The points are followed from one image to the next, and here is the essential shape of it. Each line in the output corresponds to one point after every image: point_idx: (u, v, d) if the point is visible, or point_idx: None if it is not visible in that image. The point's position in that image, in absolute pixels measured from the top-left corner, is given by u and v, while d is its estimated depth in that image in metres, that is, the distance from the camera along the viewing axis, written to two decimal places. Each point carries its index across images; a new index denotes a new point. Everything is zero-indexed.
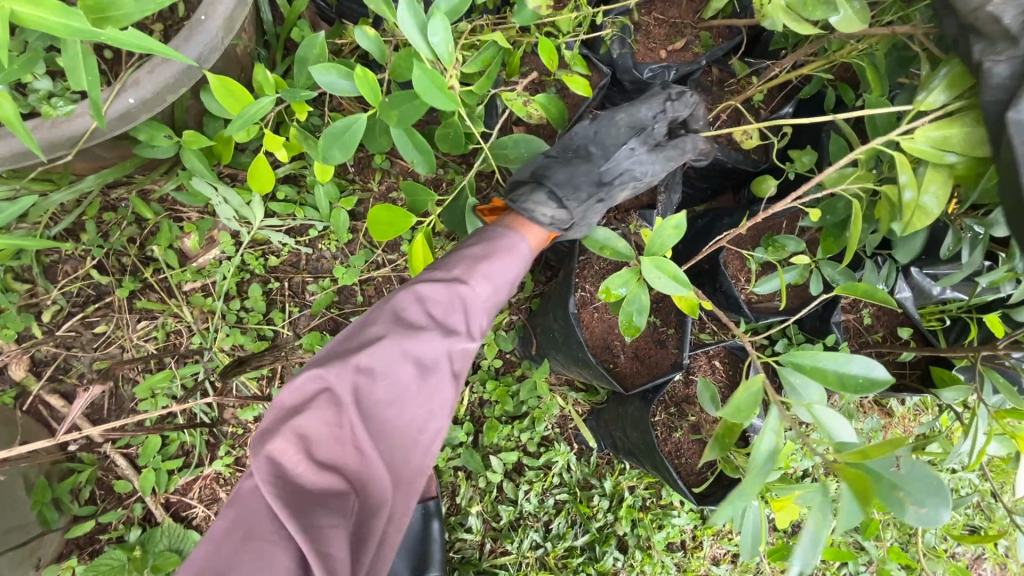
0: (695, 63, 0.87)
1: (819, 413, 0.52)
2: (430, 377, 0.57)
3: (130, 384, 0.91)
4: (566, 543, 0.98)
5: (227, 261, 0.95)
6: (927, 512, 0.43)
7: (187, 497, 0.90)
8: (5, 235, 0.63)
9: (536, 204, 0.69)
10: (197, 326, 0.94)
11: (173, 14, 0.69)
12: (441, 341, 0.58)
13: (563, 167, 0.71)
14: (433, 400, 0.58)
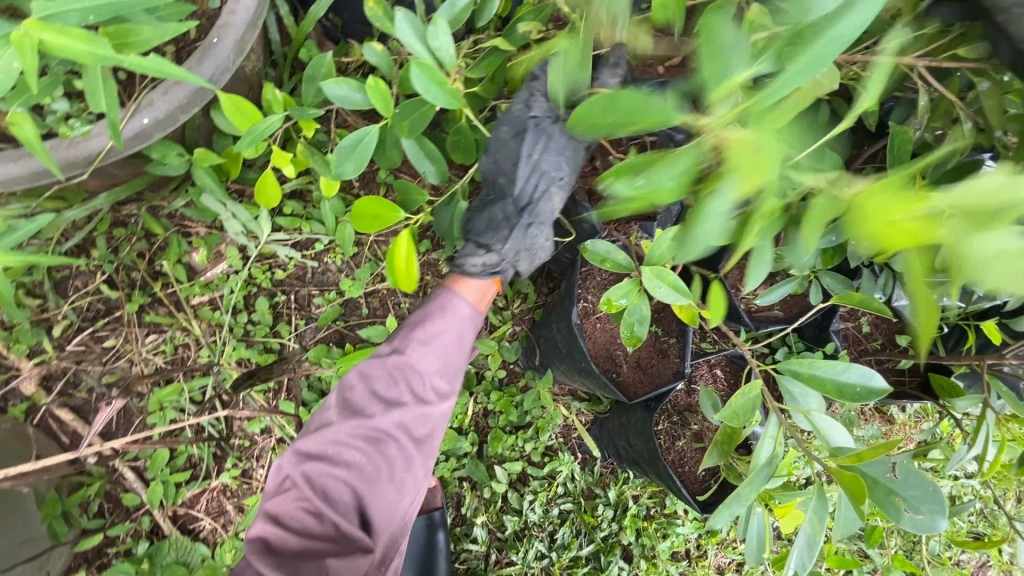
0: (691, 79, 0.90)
1: (820, 423, 0.56)
2: (385, 444, 0.68)
3: (138, 398, 0.92)
4: (571, 553, 0.99)
5: (234, 274, 0.97)
6: (924, 518, 0.46)
7: (194, 510, 0.91)
8: (22, 252, 0.65)
9: (467, 259, 0.73)
10: (205, 339, 0.95)
11: (186, 37, 0.71)
12: (390, 416, 0.69)
13: (480, 212, 0.73)
14: (390, 460, 0.69)
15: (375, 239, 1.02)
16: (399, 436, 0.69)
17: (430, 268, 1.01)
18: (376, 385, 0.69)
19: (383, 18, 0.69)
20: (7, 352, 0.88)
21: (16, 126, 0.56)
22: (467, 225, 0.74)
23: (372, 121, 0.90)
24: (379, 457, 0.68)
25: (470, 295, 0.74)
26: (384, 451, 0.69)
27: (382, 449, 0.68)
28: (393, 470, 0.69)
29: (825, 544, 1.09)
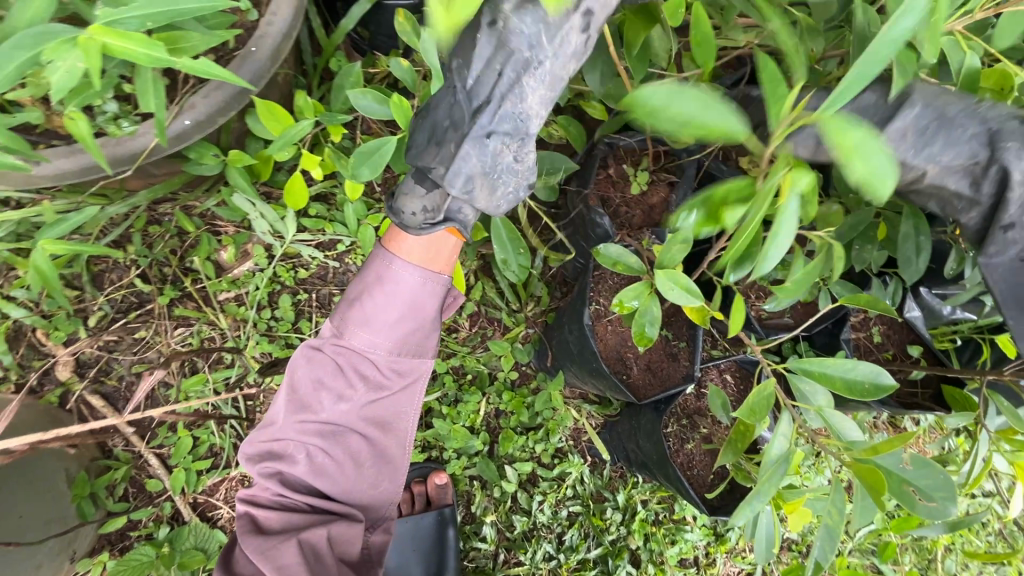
0: None
1: (832, 419, 0.58)
2: (342, 437, 0.76)
3: (165, 387, 0.96)
4: (579, 555, 0.99)
5: (260, 272, 1.01)
6: (938, 507, 0.48)
7: (214, 498, 0.93)
8: (69, 242, 0.70)
9: (405, 198, 0.68)
10: (230, 333, 0.99)
11: (226, 45, 0.76)
12: (342, 409, 0.75)
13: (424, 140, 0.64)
14: (349, 446, 0.76)
15: None
16: (354, 424, 0.76)
17: None
18: (323, 383, 0.74)
19: (411, 33, 0.73)
20: (45, 340, 0.93)
21: (71, 124, 0.60)
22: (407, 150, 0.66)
23: (395, 128, 0.94)
24: (338, 446, 0.76)
25: (410, 257, 0.72)
26: (343, 440, 0.76)
27: (340, 438, 0.76)
28: (355, 457, 0.77)
29: (837, 557, 1.08)
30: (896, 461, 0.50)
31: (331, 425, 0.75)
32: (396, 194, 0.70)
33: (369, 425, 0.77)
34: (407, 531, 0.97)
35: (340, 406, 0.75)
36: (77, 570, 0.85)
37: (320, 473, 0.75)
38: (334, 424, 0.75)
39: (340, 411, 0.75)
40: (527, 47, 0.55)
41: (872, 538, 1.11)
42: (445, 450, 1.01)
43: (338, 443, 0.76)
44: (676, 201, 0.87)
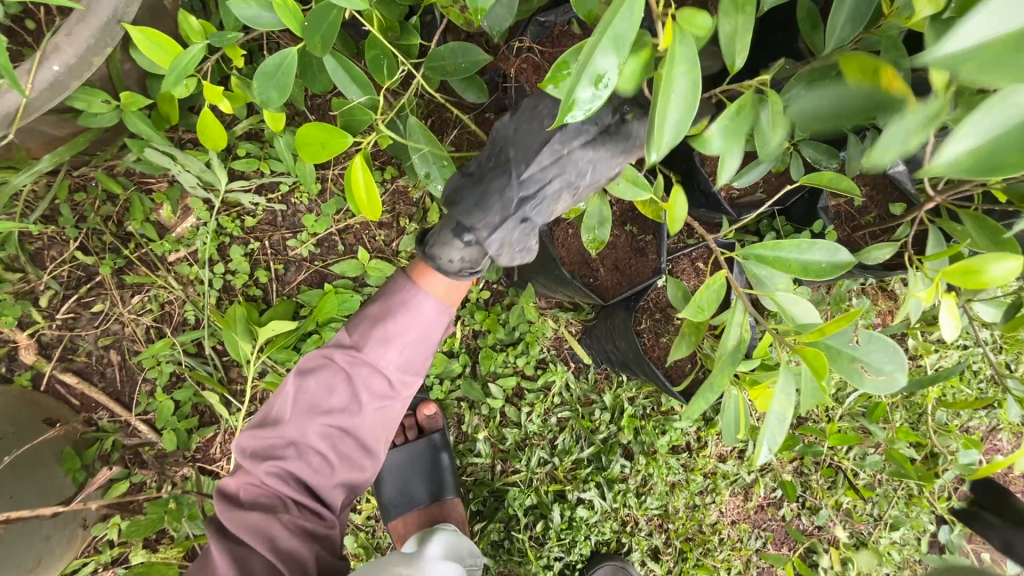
0: None
1: (783, 301, 0.54)
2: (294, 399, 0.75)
3: (135, 356, 0.95)
4: (572, 456, 1.02)
5: (203, 227, 0.97)
6: (888, 379, 0.48)
7: (210, 453, 0.95)
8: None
9: (443, 247, 0.71)
10: (187, 294, 0.96)
11: None
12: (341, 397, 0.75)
13: (469, 198, 0.68)
14: (303, 396, 0.75)
15: (338, 173, 0.99)
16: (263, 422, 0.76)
17: (401, 196, 0.99)
18: (330, 385, 0.75)
19: None
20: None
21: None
22: (454, 199, 0.69)
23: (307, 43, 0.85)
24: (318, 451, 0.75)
25: (419, 305, 0.75)
26: (343, 444, 0.77)
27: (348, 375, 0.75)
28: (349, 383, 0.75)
29: (826, 425, 1.10)
30: (849, 340, 0.49)
31: (373, 335, 0.75)
32: (432, 245, 0.72)
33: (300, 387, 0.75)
34: (405, 456, 1.02)
35: (381, 347, 0.75)
36: (94, 534, 0.89)
37: (315, 415, 0.75)
38: (351, 424, 0.76)
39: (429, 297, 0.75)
40: (574, 178, 0.65)
41: (862, 402, 1.11)
42: (427, 377, 1.01)
43: (275, 420, 0.75)
44: None
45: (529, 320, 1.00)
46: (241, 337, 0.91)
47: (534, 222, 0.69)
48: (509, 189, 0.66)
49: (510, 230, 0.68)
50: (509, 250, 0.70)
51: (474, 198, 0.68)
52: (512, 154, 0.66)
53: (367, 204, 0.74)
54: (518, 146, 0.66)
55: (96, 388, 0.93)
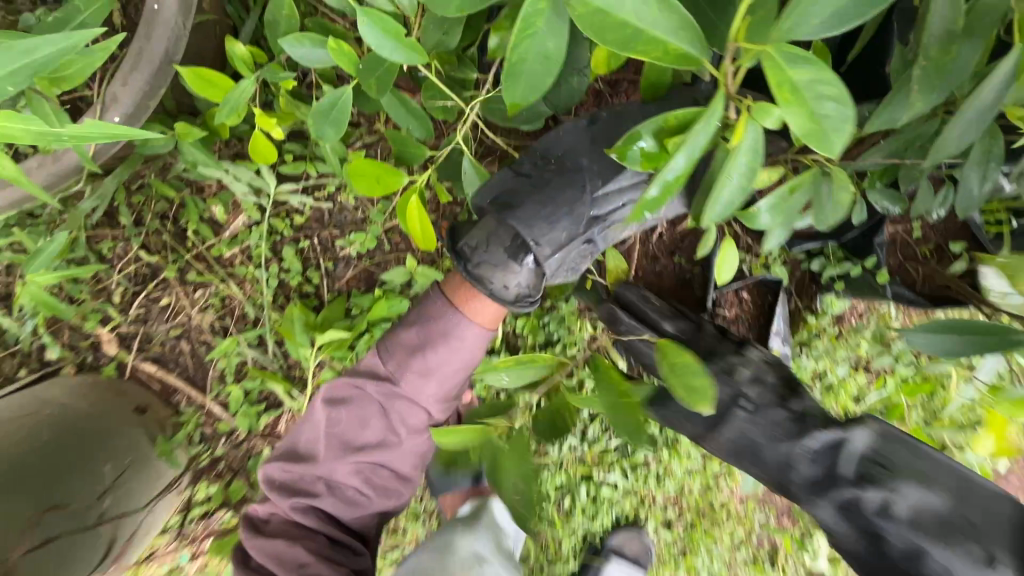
0: None
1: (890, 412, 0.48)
2: (339, 412, 0.82)
3: (203, 346, 1.03)
4: (601, 444, 1.12)
5: (256, 226, 1.00)
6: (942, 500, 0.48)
7: (278, 432, 1.06)
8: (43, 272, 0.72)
9: (501, 272, 0.69)
10: (246, 290, 1.02)
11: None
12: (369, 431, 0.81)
13: (529, 208, 0.66)
14: (350, 409, 0.81)
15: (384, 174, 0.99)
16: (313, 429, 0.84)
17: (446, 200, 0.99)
18: (364, 416, 0.81)
19: None
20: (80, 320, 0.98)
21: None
22: (509, 208, 0.67)
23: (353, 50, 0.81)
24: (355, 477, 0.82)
25: (463, 329, 0.77)
26: (377, 476, 0.83)
27: (388, 404, 0.80)
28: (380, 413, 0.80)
29: None
30: None
31: (413, 366, 0.79)
32: (483, 267, 0.69)
33: (343, 398, 0.82)
34: None
35: (420, 381, 0.79)
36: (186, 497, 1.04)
37: (357, 440, 0.81)
38: (382, 451, 0.80)
39: (476, 329, 0.77)
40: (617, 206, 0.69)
41: None
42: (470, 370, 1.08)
43: (328, 425, 0.82)
44: None
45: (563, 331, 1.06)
46: (298, 337, 0.97)
47: (597, 245, 0.71)
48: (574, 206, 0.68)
49: (577, 248, 0.70)
50: (570, 265, 0.72)
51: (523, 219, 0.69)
52: (585, 162, 0.68)
53: (423, 238, 0.74)
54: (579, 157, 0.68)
55: (173, 374, 1.03)
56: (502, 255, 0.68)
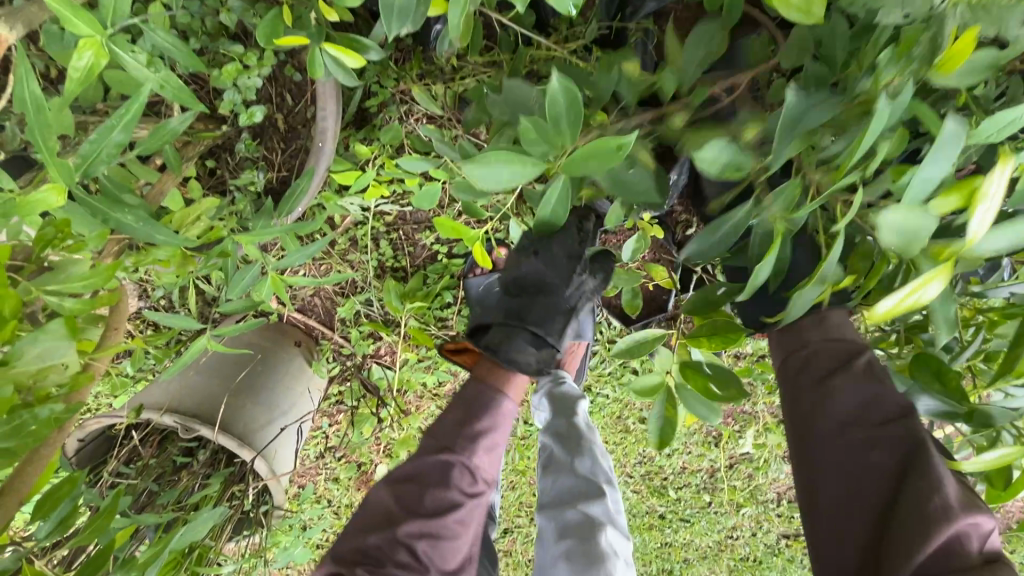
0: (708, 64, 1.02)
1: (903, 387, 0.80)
2: (394, 491, 0.92)
3: (329, 300, 1.52)
4: (597, 368, 1.66)
5: (362, 223, 1.42)
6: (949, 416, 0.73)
7: (381, 355, 1.60)
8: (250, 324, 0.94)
9: (518, 351, 1.02)
10: (355, 266, 1.46)
11: (302, 107, 1.03)
12: (437, 505, 0.90)
13: (538, 307, 1.05)
14: (426, 483, 0.92)
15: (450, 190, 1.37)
16: (371, 515, 0.91)
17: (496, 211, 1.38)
18: (423, 474, 0.93)
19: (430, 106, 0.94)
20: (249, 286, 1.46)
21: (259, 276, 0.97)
22: (527, 312, 1.05)
23: (441, 121, 1.15)
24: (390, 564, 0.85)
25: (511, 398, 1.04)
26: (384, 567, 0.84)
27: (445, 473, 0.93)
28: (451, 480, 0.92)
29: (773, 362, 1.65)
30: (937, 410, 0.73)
31: (482, 444, 0.97)
32: (512, 353, 1.02)
33: (411, 475, 0.93)
34: None
35: (485, 456, 0.97)
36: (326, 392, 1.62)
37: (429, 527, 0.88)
38: (456, 513, 0.90)
39: (514, 404, 1.04)
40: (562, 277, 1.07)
41: None
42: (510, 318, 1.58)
43: (388, 512, 0.90)
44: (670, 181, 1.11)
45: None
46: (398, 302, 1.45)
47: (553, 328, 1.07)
48: (563, 315, 1.07)
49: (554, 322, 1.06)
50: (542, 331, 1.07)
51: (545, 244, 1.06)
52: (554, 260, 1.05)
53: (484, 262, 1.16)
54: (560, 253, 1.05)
55: (311, 318, 1.54)
56: (522, 342, 1.02)
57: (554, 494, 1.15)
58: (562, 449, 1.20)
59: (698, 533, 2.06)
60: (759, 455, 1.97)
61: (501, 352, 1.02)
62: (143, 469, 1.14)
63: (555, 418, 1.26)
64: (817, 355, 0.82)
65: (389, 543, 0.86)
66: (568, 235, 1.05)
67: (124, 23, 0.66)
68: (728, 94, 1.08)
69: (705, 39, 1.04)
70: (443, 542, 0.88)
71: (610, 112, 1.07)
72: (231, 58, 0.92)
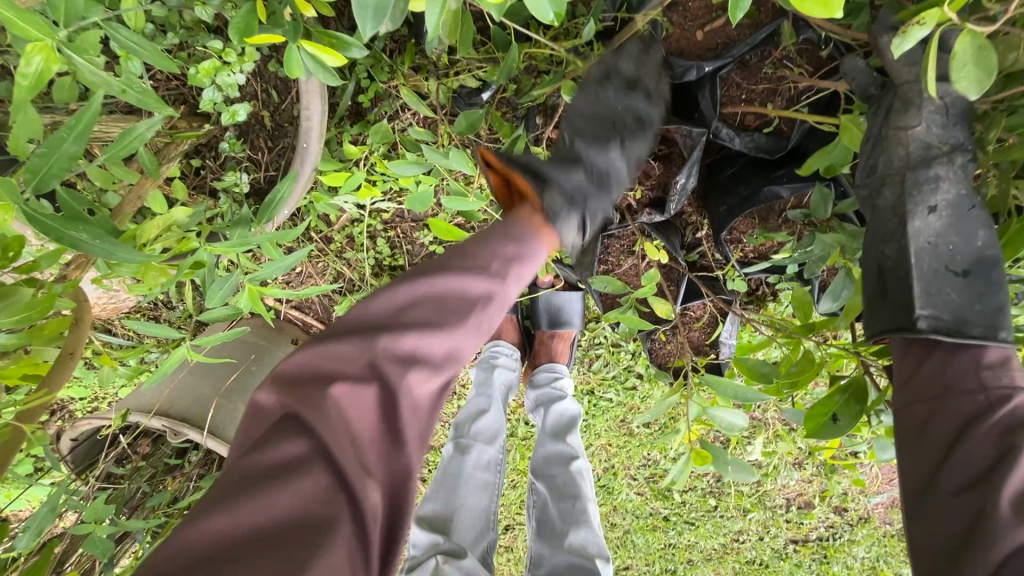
0: (723, 59, 0.94)
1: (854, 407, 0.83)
2: (302, 452, 0.52)
3: (326, 298, 1.49)
4: (601, 372, 1.60)
5: (358, 220, 1.37)
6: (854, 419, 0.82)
7: None
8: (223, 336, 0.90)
9: (567, 222, 0.78)
10: (351, 264, 1.42)
11: (288, 104, 0.98)
12: (358, 370, 0.57)
13: (584, 157, 0.84)
14: (369, 423, 0.56)
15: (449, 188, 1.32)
16: (266, 481, 0.50)
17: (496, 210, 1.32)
18: (344, 353, 0.58)
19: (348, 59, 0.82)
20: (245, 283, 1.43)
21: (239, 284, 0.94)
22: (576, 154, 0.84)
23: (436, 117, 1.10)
24: (289, 493, 0.51)
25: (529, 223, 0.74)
26: (292, 525, 0.50)
27: (374, 347, 0.58)
28: (410, 334, 0.60)
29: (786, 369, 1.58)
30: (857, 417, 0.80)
31: (438, 285, 0.64)
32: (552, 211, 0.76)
33: (330, 422, 0.54)
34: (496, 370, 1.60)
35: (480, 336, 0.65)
36: None
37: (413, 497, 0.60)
38: (414, 403, 0.59)
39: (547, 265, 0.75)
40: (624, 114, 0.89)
41: None
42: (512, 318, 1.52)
43: (263, 462, 0.51)
44: (677, 186, 1.03)
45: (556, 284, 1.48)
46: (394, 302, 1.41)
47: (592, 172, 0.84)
48: (597, 198, 0.84)
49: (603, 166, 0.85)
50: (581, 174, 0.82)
51: (592, 110, 0.88)
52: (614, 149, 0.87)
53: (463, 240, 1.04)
54: (633, 71, 0.90)
55: (308, 316, 1.51)
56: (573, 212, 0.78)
57: (547, 562, 1.09)
58: (557, 511, 1.17)
59: (703, 536, 2.02)
60: (769, 462, 1.91)
61: (550, 209, 0.76)
62: (131, 473, 1.14)
63: (550, 473, 1.25)
64: (970, 366, 0.66)
65: (285, 459, 0.52)
66: (597, 99, 0.87)
67: (81, 23, 0.62)
68: (742, 91, 1.00)
69: (718, 32, 0.97)
70: (365, 433, 0.56)
71: (615, 110, 1.00)
72: (211, 56, 0.88)
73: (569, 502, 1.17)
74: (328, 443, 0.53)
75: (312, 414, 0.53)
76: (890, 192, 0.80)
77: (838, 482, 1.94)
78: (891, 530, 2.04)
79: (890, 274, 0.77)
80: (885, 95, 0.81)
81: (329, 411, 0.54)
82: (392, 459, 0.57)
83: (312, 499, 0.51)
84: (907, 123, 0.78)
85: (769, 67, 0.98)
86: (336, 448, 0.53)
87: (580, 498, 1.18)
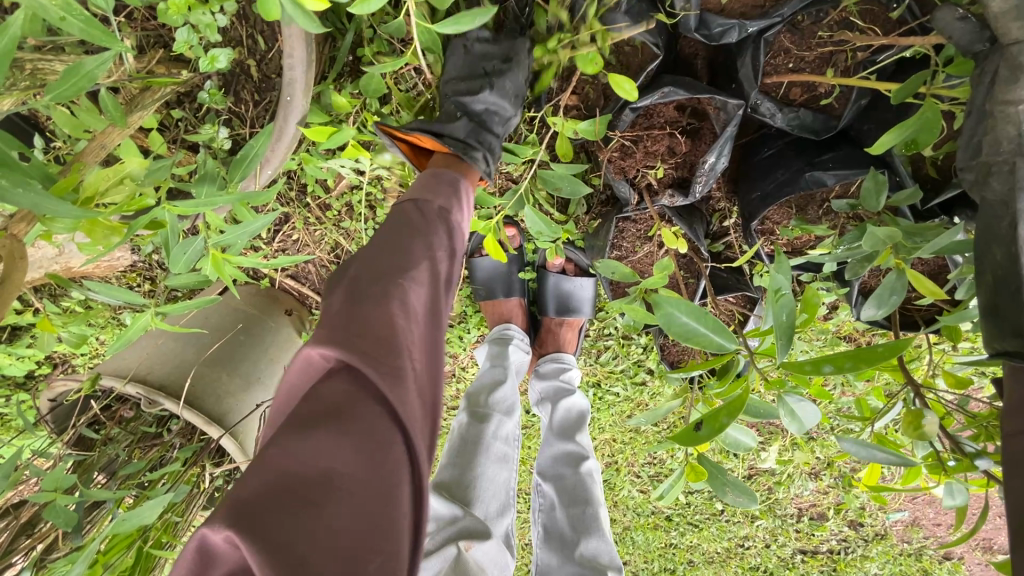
0: (772, 17, 0.81)
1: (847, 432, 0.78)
2: (328, 435, 0.54)
3: (322, 269, 1.41)
4: (609, 365, 1.51)
5: (357, 188, 1.28)
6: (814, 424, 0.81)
7: None
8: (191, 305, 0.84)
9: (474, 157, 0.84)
10: (349, 234, 1.34)
11: (278, 52, 0.89)
12: (349, 325, 0.59)
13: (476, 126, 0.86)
14: (394, 400, 0.58)
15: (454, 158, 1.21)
16: (298, 464, 0.52)
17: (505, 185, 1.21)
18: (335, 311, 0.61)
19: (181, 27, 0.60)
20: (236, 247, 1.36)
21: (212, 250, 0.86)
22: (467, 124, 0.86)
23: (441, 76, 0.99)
24: (348, 436, 0.55)
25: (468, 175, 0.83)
26: (351, 462, 0.54)
27: (353, 294, 0.62)
28: (382, 290, 0.63)
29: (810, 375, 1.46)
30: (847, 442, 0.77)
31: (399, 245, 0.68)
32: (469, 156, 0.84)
33: (326, 411, 0.56)
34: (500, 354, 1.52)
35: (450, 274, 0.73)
36: None
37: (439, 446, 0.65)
38: (413, 329, 0.63)
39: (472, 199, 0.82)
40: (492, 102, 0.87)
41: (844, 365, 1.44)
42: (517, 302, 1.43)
43: (312, 427, 0.54)
44: (706, 166, 0.91)
45: (566, 268, 1.38)
46: None
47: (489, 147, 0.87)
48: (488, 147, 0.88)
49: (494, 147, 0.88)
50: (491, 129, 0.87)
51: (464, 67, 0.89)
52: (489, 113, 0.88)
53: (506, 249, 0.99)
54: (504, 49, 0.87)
55: (304, 286, 1.44)
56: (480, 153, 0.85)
57: (555, 573, 1.02)
58: (565, 517, 1.08)
59: (706, 539, 1.93)
60: (783, 470, 1.81)
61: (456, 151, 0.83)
62: (106, 439, 1.09)
63: (559, 473, 1.15)
64: None
65: (314, 415, 0.55)
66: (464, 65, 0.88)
67: None
68: (791, 58, 0.87)
69: None
70: (414, 376, 0.61)
71: (641, 73, 0.88)
72: None
73: (579, 508, 1.08)
74: (380, 393, 0.57)
75: (344, 379, 0.58)
76: (998, 182, 0.65)
77: (856, 495, 1.83)
78: (910, 549, 1.92)
79: (1006, 287, 0.62)
80: (985, 58, 0.65)
81: (350, 375, 0.58)
82: (415, 384, 0.61)
83: (377, 434, 0.56)
84: (1015, 96, 0.62)
85: (825, 29, 0.85)
86: (376, 393, 0.57)
87: (591, 502, 1.09)
